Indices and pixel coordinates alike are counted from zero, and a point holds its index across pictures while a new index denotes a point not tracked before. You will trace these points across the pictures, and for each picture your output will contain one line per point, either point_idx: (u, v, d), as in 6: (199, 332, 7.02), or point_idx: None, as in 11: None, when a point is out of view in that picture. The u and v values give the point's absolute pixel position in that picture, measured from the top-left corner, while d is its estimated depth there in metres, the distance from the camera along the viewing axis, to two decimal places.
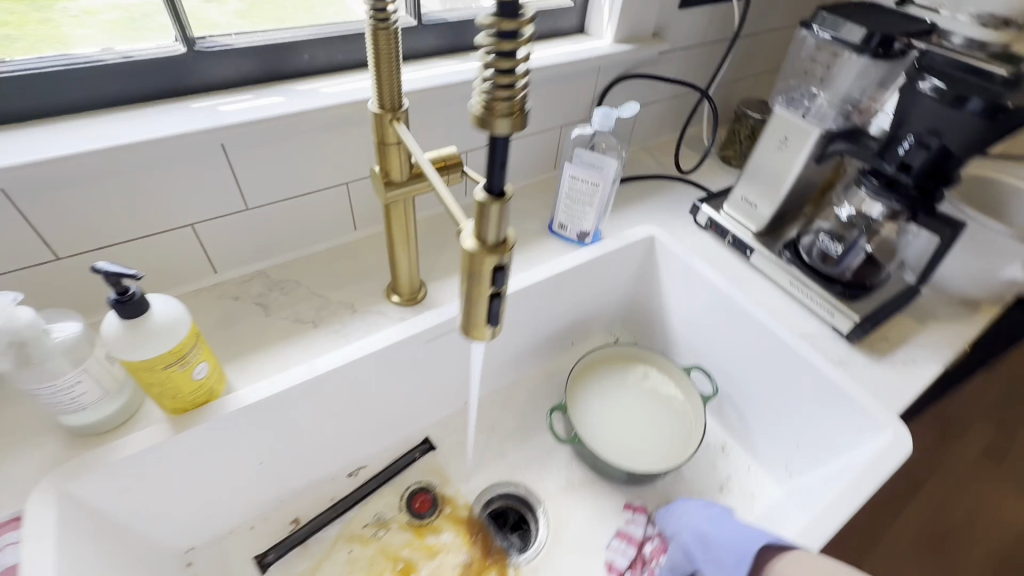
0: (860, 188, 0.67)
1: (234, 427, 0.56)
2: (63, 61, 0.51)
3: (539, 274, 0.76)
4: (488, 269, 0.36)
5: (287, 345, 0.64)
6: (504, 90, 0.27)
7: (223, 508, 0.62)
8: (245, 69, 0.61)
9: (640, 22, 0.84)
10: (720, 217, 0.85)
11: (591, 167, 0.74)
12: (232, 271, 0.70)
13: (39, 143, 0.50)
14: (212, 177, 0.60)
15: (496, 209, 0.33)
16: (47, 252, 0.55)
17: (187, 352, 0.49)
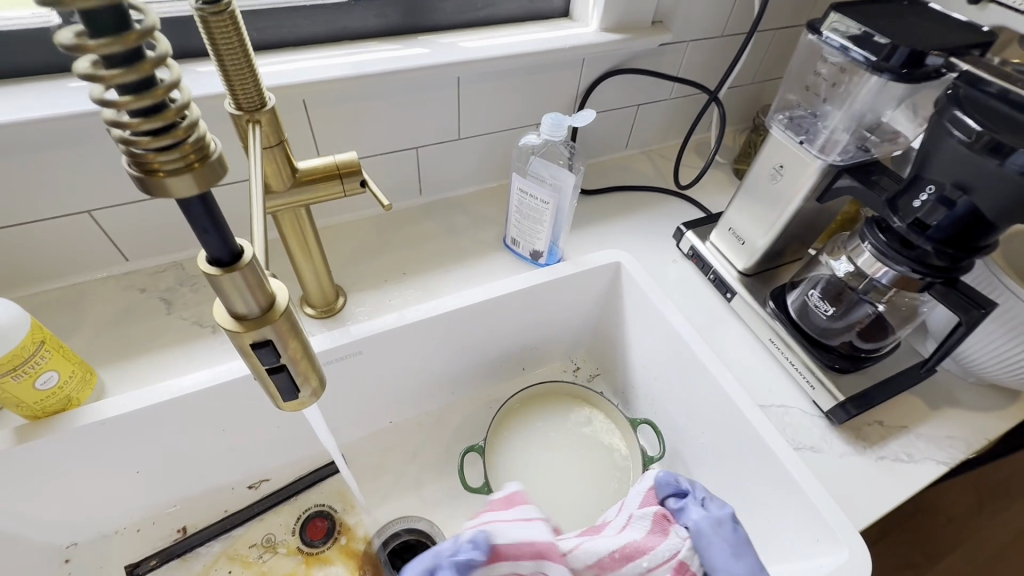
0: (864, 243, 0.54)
1: (94, 438, 0.52)
2: None
3: (474, 295, 0.67)
4: (249, 345, 0.28)
5: (178, 349, 0.59)
6: (154, 140, 0.19)
7: (102, 510, 0.59)
8: None
9: (633, 7, 0.70)
10: (704, 248, 0.72)
11: (544, 181, 0.64)
12: (146, 260, 0.66)
13: None
14: (103, 162, 0.55)
15: (233, 280, 0.25)
16: None
17: (24, 360, 0.46)
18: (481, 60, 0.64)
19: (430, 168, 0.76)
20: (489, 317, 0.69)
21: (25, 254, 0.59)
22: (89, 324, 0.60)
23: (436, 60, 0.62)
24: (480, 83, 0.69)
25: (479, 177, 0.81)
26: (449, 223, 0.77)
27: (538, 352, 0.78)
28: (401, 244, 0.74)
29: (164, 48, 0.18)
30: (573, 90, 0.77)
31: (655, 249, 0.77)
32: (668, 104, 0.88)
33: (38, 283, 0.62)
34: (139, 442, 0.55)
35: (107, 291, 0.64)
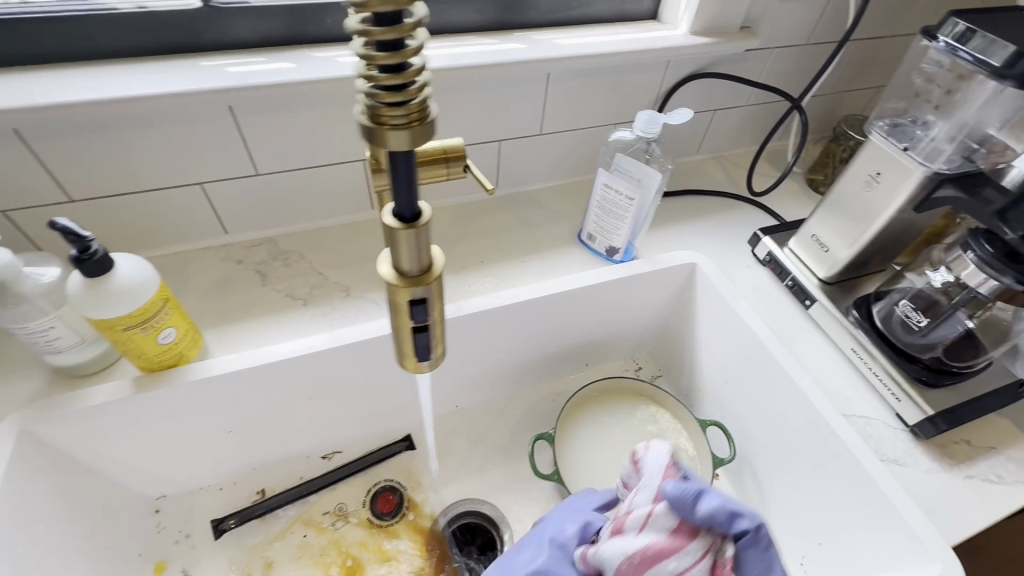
0: (966, 254, 0.53)
1: (199, 395, 0.55)
2: (83, 7, 0.51)
3: (550, 286, 0.68)
4: (404, 302, 0.30)
5: (273, 318, 0.62)
6: (391, 95, 0.21)
7: (193, 466, 0.62)
8: (266, 29, 0.58)
9: (724, 11, 0.71)
10: (782, 254, 0.72)
11: (629, 179, 0.64)
12: (242, 234, 0.69)
13: (51, 86, 0.50)
14: (222, 138, 0.59)
15: (409, 237, 0.27)
16: (61, 192, 0.57)
17: (151, 317, 0.48)
18: (575, 57, 0.66)
19: (508, 162, 0.77)
20: (563, 309, 0.70)
21: (140, 220, 0.63)
22: (191, 290, 0.64)
23: (532, 56, 0.64)
24: (569, 80, 0.70)
25: (553, 174, 0.83)
26: (522, 216, 0.79)
27: (602, 349, 0.79)
28: (476, 234, 0.76)
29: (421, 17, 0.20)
30: (655, 92, 0.77)
31: (727, 254, 0.77)
32: (744, 111, 0.88)
33: (147, 248, 0.66)
34: (236, 403, 0.58)
35: (206, 261, 0.67)
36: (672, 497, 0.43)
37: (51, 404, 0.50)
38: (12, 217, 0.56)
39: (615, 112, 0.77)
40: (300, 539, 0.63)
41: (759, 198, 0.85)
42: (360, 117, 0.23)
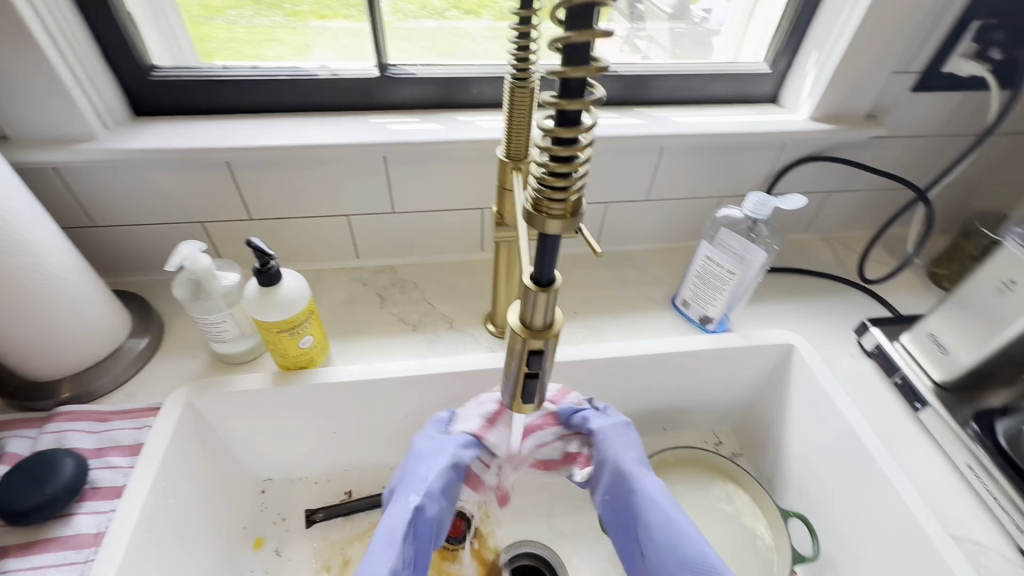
0: None
1: (320, 396, 0.63)
2: (292, 72, 0.65)
3: (640, 346, 0.70)
4: (524, 351, 0.34)
5: (386, 338, 0.70)
6: (555, 193, 0.26)
7: (299, 458, 0.71)
8: (424, 94, 0.68)
9: (849, 100, 0.72)
10: (892, 349, 0.69)
11: (731, 253, 0.66)
12: (370, 260, 0.80)
13: (259, 131, 0.63)
14: (373, 180, 0.69)
15: (542, 298, 0.32)
16: (245, 212, 0.70)
17: (298, 325, 0.58)
18: (690, 134, 0.70)
19: (612, 222, 0.82)
20: (650, 370, 0.71)
21: (296, 239, 0.75)
22: (324, 303, 0.75)
23: (649, 131, 0.69)
24: (682, 154, 0.74)
25: (653, 237, 0.86)
26: (618, 275, 0.83)
27: (683, 415, 0.78)
28: (573, 285, 0.81)
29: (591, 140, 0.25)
30: (766, 171, 0.79)
31: (829, 340, 0.74)
32: (861, 195, 0.86)
33: (296, 263, 0.78)
34: (346, 408, 0.66)
35: (339, 280, 0.78)
36: (564, 414, 0.58)
37: (210, 384, 0.61)
38: (207, 227, 0.70)
39: (723, 186, 0.80)
40: None
41: (870, 286, 0.82)
42: (524, 202, 0.28)
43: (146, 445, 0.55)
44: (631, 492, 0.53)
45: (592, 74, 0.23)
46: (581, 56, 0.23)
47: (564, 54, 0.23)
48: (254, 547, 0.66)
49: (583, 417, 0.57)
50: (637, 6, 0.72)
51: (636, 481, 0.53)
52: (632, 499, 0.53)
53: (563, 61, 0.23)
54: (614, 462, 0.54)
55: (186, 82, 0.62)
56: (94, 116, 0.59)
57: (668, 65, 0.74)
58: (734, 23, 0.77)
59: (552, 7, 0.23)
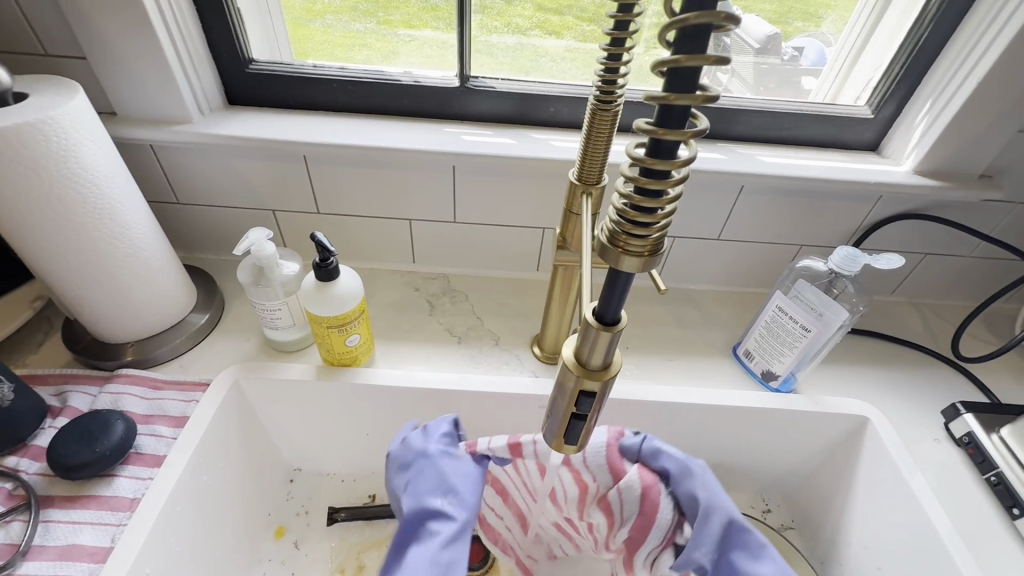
0: None
1: (359, 396, 0.63)
2: (377, 75, 0.66)
3: (695, 394, 0.65)
4: (575, 389, 0.32)
5: (430, 346, 0.70)
6: (636, 227, 0.24)
7: (330, 452, 0.71)
8: (500, 108, 0.68)
9: (963, 156, 0.65)
10: (987, 442, 0.60)
11: (809, 308, 0.60)
12: (425, 266, 0.80)
13: (339, 130, 0.65)
14: (439, 188, 0.70)
15: (602, 337, 0.29)
16: (314, 205, 0.72)
17: (348, 321, 0.58)
18: (776, 175, 0.65)
19: (677, 258, 0.78)
20: (700, 421, 0.66)
21: (357, 237, 0.76)
22: (376, 303, 0.75)
23: (730, 168, 0.65)
24: (762, 196, 0.69)
25: (718, 279, 0.81)
26: (677, 314, 0.78)
27: (729, 475, 0.73)
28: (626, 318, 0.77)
29: (685, 176, 0.23)
30: (856, 223, 0.73)
31: (909, 419, 0.66)
32: (963, 262, 0.77)
33: (354, 260, 0.79)
34: (382, 412, 0.65)
35: (392, 281, 0.79)
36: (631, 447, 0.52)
37: (258, 368, 0.62)
38: (277, 215, 0.73)
39: (804, 234, 0.74)
40: None
41: (965, 364, 0.73)
42: (598, 233, 0.26)
43: (190, 419, 0.57)
44: (739, 553, 0.45)
45: (698, 103, 0.21)
46: (688, 83, 0.20)
47: (669, 77, 0.21)
48: (275, 536, 0.66)
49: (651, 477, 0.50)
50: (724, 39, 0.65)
51: (732, 529, 0.46)
52: (732, 560, 0.45)
53: (666, 85, 0.21)
54: (715, 508, 0.46)
55: (278, 77, 0.65)
56: (192, 101, 0.62)
57: (758, 100, 0.70)
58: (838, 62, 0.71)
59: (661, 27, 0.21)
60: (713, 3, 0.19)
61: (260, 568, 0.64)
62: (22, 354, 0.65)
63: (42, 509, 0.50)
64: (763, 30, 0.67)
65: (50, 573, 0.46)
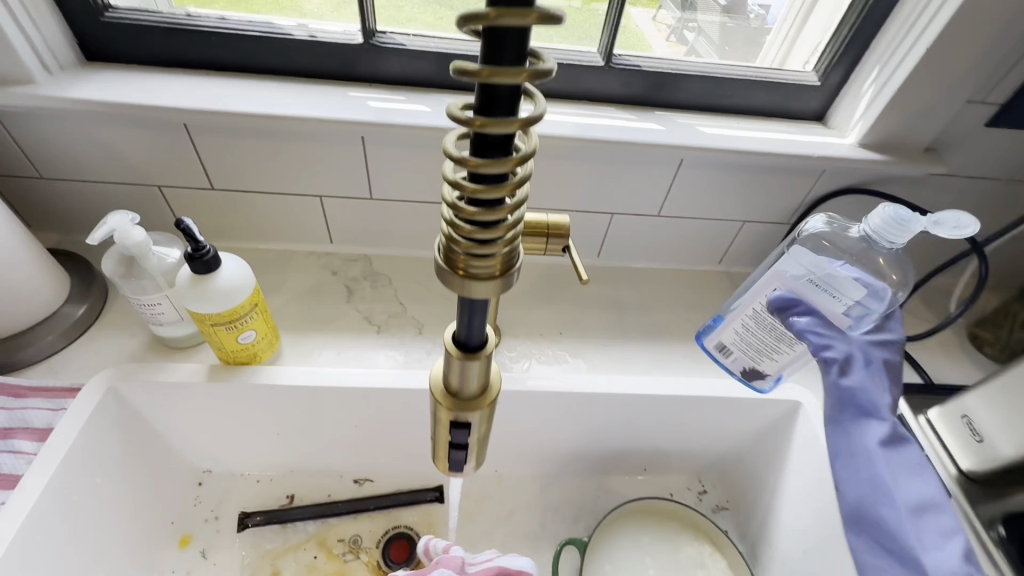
0: None
1: (261, 395, 0.57)
2: (265, 28, 0.57)
3: (629, 384, 0.62)
4: (447, 421, 0.27)
5: (348, 338, 0.64)
6: (474, 246, 0.19)
7: (240, 453, 0.65)
8: (415, 70, 0.60)
9: (909, 130, 0.61)
10: (915, 425, 0.60)
11: (836, 295, 0.51)
12: (345, 246, 0.73)
13: (222, 93, 0.56)
14: (348, 161, 0.62)
15: (469, 365, 0.24)
16: (205, 181, 0.63)
17: (239, 317, 0.51)
18: (717, 148, 0.60)
19: (616, 236, 0.73)
20: (632, 409, 0.64)
21: (263, 216, 0.68)
22: (286, 289, 0.68)
23: (667, 140, 0.60)
24: (702, 170, 0.65)
25: (660, 257, 0.77)
26: (616, 295, 0.74)
27: (663, 459, 0.71)
28: (564, 301, 0.73)
29: (526, 174, 0.19)
30: (798, 199, 0.69)
31: None
32: None
33: (263, 241, 0.71)
34: (291, 411, 0.60)
35: (307, 265, 0.71)
36: None
37: (138, 371, 0.54)
38: (164, 192, 0.64)
39: (746, 210, 0.71)
40: (309, 559, 0.63)
41: None
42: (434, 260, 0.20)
43: (54, 432, 0.49)
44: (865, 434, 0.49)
45: (526, 79, 0.18)
46: (507, 54, 0.17)
47: (487, 38, 0.17)
48: (179, 545, 0.61)
49: (812, 320, 0.50)
50: None
51: (907, 446, 0.48)
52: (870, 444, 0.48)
53: (486, 54, 0.17)
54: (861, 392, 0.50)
55: (143, 28, 0.55)
56: (32, 58, 0.52)
57: (702, 65, 0.64)
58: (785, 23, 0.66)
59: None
60: None
61: None
62: None
63: None
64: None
65: None
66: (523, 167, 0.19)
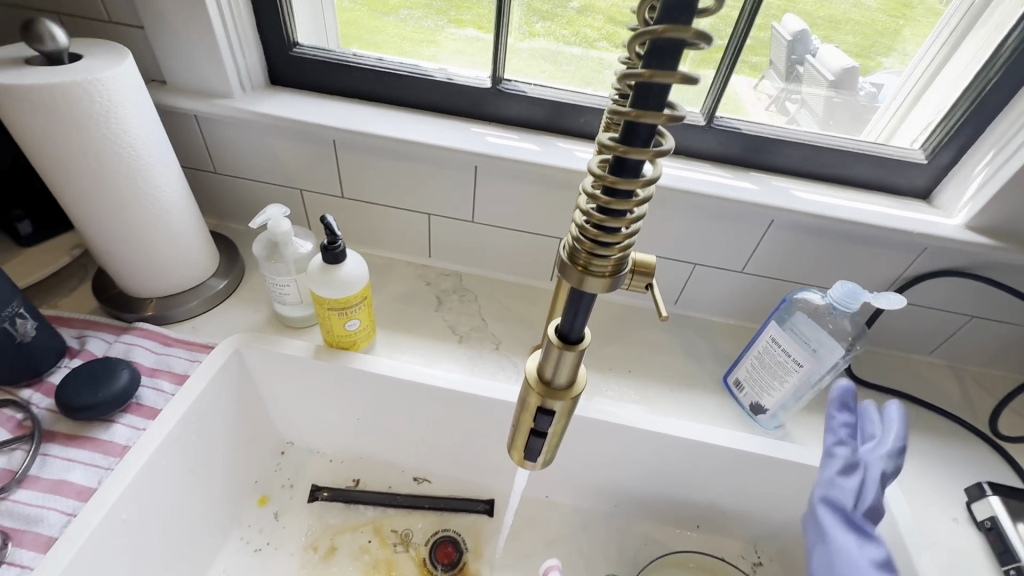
0: None
1: (353, 379, 0.64)
2: (412, 70, 0.68)
3: (689, 430, 0.63)
4: (532, 406, 0.31)
5: (431, 342, 0.70)
6: (596, 246, 0.22)
7: (321, 431, 0.72)
8: (530, 113, 0.68)
9: (1021, 217, 0.59)
10: (1012, 530, 0.54)
11: (812, 344, 0.58)
12: (440, 261, 0.80)
13: (369, 118, 0.66)
14: (459, 185, 0.70)
15: (564, 355, 0.28)
16: (338, 189, 0.73)
17: (349, 306, 0.59)
18: (808, 212, 0.62)
19: (695, 286, 0.75)
20: (690, 457, 0.64)
21: (376, 224, 0.77)
22: (384, 291, 0.76)
23: (759, 199, 0.62)
24: (793, 233, 0.66)
25: (739, 312, 0.77)
26: (685, 342, 0.75)
27: (719, 518, 0.69)
28: (634, 340, 0.75)
29: (649, 196, 0.22)
30: (896, 272, 0.67)
31: (928, 492, 0.61)
32: (1016, 331, 0.70)
33: (373, 247, 0.80)
34: (374, 398, 0.66)
35: (405, 272, 0.79)
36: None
37: (261, 340, 0.64)
38: (304, 196, 0.75)
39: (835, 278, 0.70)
40: (364, 542, 0.67)
41: (1001, 441, 0.67)
42: (564, 248, 0.25)
43: (189, 378, 0.59)
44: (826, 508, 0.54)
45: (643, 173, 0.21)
46: (633, 158, 0.21)
47: (624, 125, 0.21)
48: (257, 503, 0.68)
49: (796, 353, 0.58)
50: (796, 67, 0.65)
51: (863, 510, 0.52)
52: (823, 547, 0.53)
53: (621, 136, 0.21)
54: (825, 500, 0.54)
55: (321, 62, 0.68)
56: (235, 77, 0.66)
57: (803, 133, 0.66)
58: (911, 88, 0.65)
59: (633, 42, 0.21)
60: (669, 63, 0.19)
61: (240, 533, 0.66)
62: (55, 295, 0.68)
63: (43, 442, 0.53)
64: (842, 63, 0.64)
65: (38, 504, 0.48)
66: (648, 188, 0.22)
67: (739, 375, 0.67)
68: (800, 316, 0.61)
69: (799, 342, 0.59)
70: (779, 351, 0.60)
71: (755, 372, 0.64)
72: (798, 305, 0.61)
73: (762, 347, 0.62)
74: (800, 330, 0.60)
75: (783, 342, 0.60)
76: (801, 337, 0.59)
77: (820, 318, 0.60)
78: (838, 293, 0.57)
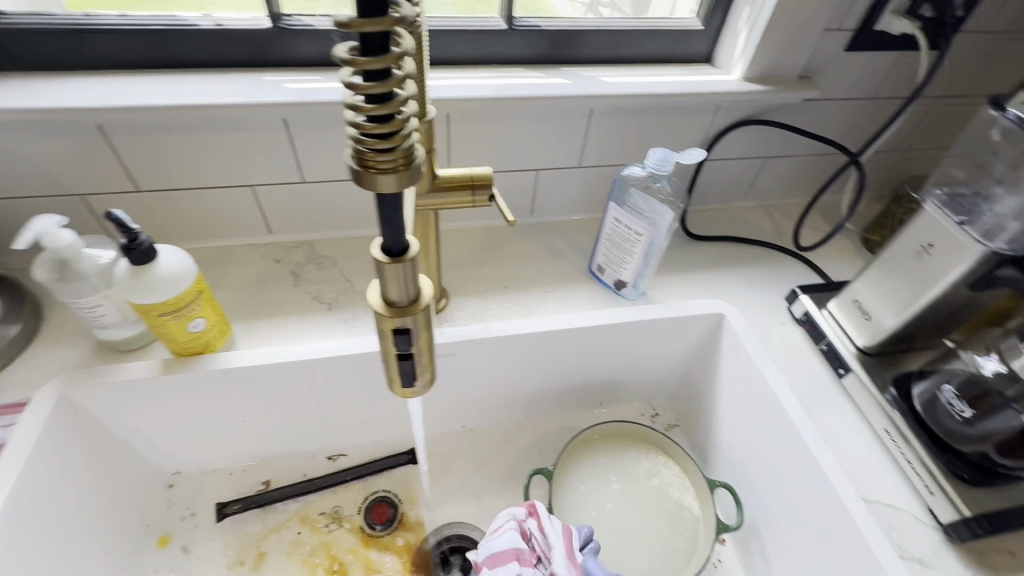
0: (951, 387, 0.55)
1: (220, 382, 0.59)
2: (169, 22, 0.58)
3: (569, 322, 0.67)
4: (388, 332, 0.31)
5: (298, 319, 0.66)
6: (376, 140, 0.22)
7: (206, 448, 0.66)
8: (326, 49, 0.62)
9: (780, 61, 0.69)
10: (820, 316, 0.68)
11: (644, 214, 0.65)
12: (284, 235, 0.74)
13: (133, 89, 0.56)
14: (271, 146, 0.63)
15: (394, 270, 0.28)
16: (129, 183, 0.62)
17: (184, 306, 0.52)
18: (618, 94, 0.66)
19: (544, 191, 0.78)
20: (576, 345, 0.69)
21: (193, 212, 0.68)
22: (229, 282, 0.69)
23: (573, 92, 0.65)
24: (612, 118, 0.70)
25: (589, 206, 0.82)
26: (549, 247, 0.79)
27: (616, 389, 0.77)
28: (504, 258, 0.77)
29: (407, 73, 0.22)
30: (702, 134, 0.76)
31: (761, 310, 0.73)
32: (798, 161, 0.84)
33: (200, 240, 0.71)
34: (252, 393, 0.61)
35: (248, 257, 0.72)
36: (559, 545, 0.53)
37: (90, 375, 0.55)
38: (87, 201, 0.63)
39: None
40: (293, 535, 0.65)
41: (804, 252, 0.81)
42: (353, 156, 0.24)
43: (5, 445, 0.49)
44: None
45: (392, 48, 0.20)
46: (375, 33, 0.20)
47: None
48: (158, 546, 0.62)
49: (633, 223, 0.65)
50: None
51: None
52: None
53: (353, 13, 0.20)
54: None
55: (43, 31, 0.55)
56: None
57: (597, 19, 0.69)
58: None
59: None
60: None
61: None
62: None
63: None
64: None
65: None
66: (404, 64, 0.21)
67: (599, 261, 0.72)
68: (632, 192, 0.67)
69: (635, 214, 0.65)
70: (621, 226, 0.66)
71: (611, 251, 0.70)
72: (628, 182, 0.67)
73: (610, 227, 0.68)
74: (632, 203, 0.66)
75: (623, 219, 0.66)
76: (636, 210, 0.66)
77: (648, 188, 0.67)
78: (654, 159, 0.62)
